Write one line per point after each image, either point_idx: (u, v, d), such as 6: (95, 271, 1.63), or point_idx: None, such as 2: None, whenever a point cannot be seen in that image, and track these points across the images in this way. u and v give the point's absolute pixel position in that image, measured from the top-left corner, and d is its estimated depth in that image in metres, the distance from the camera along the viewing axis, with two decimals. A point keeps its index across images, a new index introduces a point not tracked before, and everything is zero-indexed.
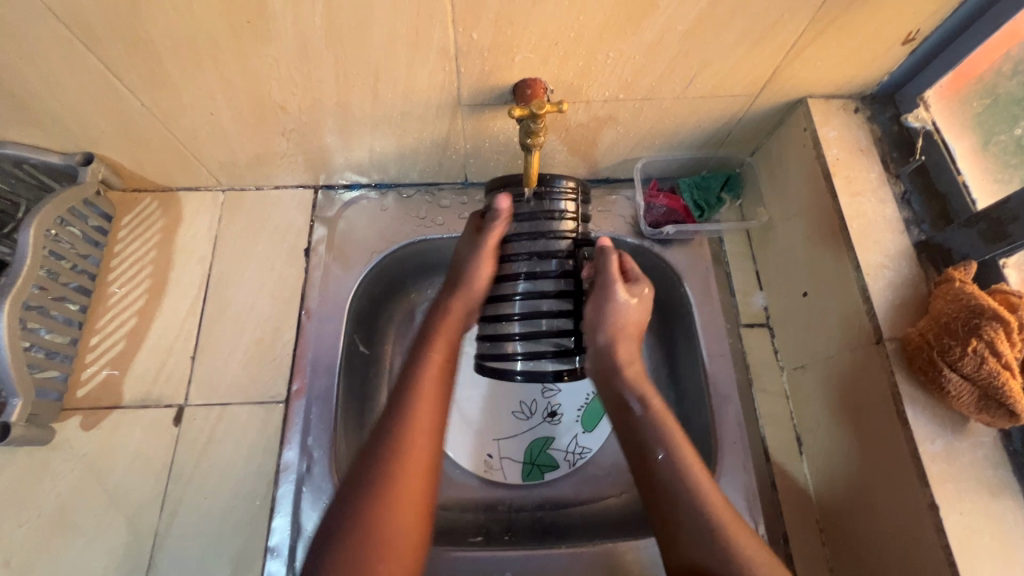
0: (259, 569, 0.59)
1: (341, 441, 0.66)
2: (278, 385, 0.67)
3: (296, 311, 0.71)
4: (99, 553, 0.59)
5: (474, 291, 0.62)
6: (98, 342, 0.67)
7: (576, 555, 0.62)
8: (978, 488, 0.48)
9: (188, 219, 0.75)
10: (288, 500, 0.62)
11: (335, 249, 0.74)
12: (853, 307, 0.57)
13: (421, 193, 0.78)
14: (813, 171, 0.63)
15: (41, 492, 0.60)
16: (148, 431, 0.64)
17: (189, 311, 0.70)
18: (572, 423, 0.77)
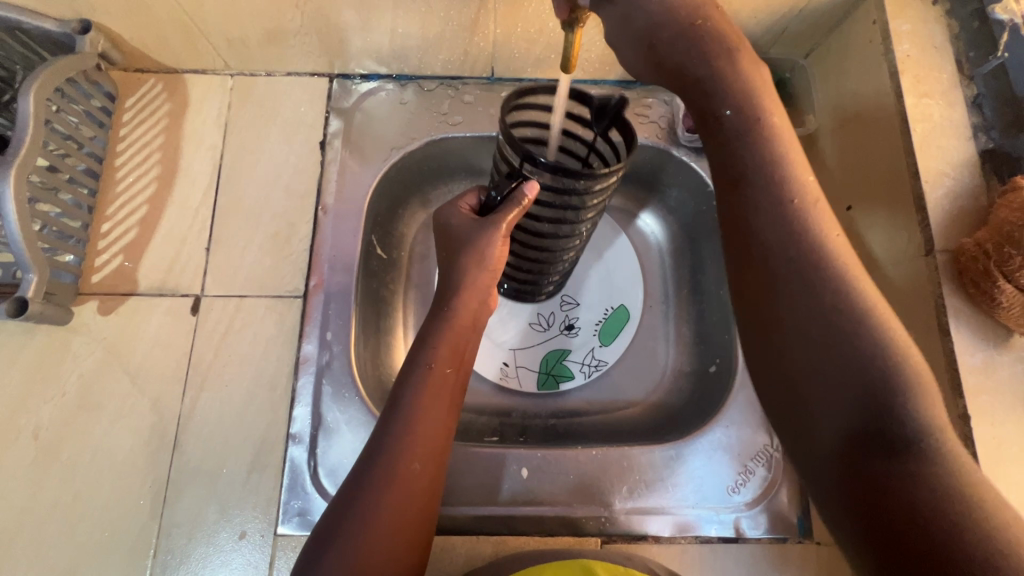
0: (281, 456, 0.60)
1: (358, 339, 0.65)
2: (296, 280, 0.66)
3: (313, 207, 0.68)
4: (125, 431, 0.60)
5: (472, 243, 0.53)
6: (110, 229, 0.65)
7: (590, 455, 0.62)
8: (1014, 402, 0.47)
9: (197, 103, 0.71)
10: (308, 392, 0.62)
11: (353, 143, 0.70)
12: (904, 218, 0.53)
13: (443, 86, 0.72)
14: (879, 69, 0.57)
15: (64, 372, 0.61)
16: (166, 320, 0.63)
17: (201, 202, 0.68)
18: (589, 335, 0.76)
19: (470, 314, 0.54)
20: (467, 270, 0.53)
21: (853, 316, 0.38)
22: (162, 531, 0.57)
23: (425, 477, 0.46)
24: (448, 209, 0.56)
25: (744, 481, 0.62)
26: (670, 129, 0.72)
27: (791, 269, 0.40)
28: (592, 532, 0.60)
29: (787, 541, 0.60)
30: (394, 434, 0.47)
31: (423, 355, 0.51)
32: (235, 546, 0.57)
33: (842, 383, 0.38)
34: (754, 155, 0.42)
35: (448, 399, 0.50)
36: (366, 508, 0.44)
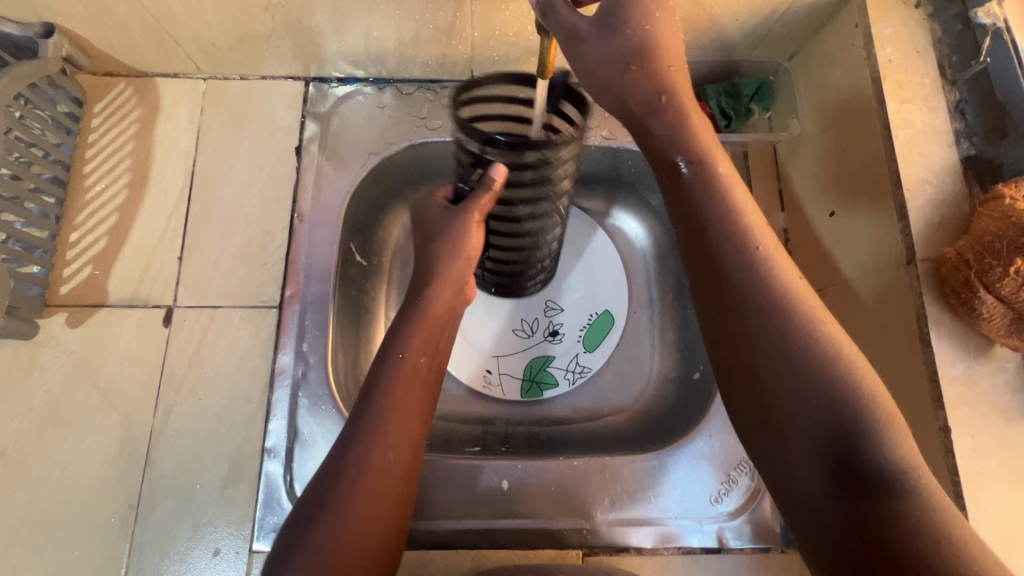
0: (256, 471, 0.59)
1: (336, 349, 0.64)
2: (271, 289, 0.64)
3: (288, 214, 0.66)
4: (95, 447, 0.58)
5: (444, 231, 0.54)
6: (78, 239, 0.64)
7: (572, 466, 0.61)
8: (994, 413, 0.47)
9: (168, 108, 0.69)
10: (283, 405, 0.60)
11: (329, 148, 0.69)
12: (886, 226, 0.53)
13: (422, 90, 0.71)
14: (861, 74, 0.57)
15: (31, 387, 0.59)
16: (137, 332, 0.62)
17: (173, 210, 0.66)
18: (573, 342, 0.75)
19: (444, 304, 0.54)
20: (441, 257, 0.54)
21: (823, 358, 0.40)
22: (133, 549, 0.56)
23: (399, 465, 0.46)
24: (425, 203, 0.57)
25: (727, 490, 0.61)
26: None
27: (761, 314, 0.42)
28: (573, 544, 0.59)
29: (769, 551, 0.60)
30: (365, 424, 0.46)
31: (396, 346, 0.50)
32: (209, 564, 0.56)
33: (818, 423, 0.39)
34: (713, 206, 0.45)
35: (421, 391, 0.49)
36: (339, 498, 0.43)
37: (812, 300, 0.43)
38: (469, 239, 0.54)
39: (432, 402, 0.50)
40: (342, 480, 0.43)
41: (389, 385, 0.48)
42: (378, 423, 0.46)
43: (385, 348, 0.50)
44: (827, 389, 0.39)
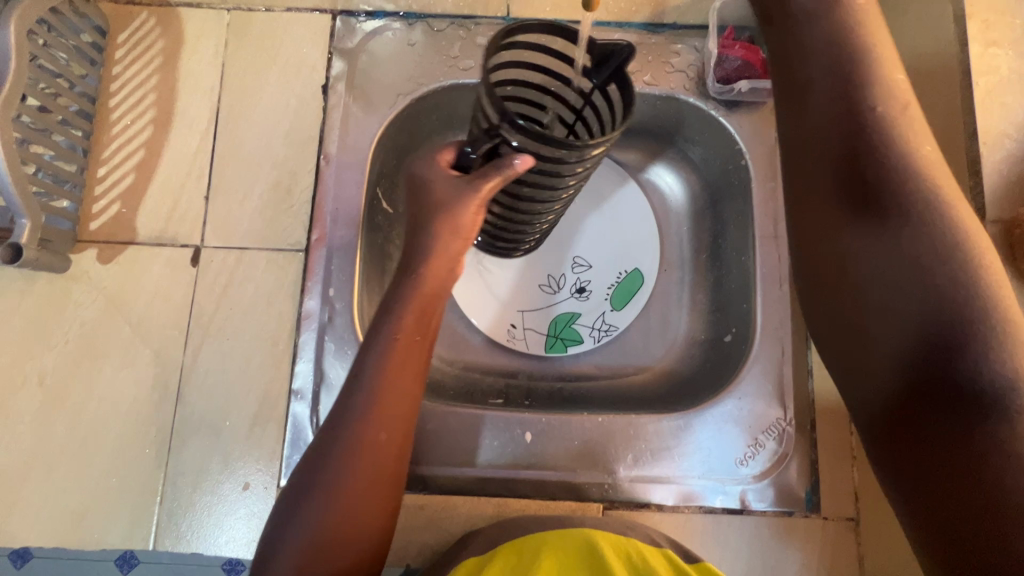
0: (283, 411, 0.59)
1: (361, 296, 0.64)
2: (298, 233, 0.63)
3: (315, 155, 0.65)
4: (129, 380, 0.59)
5: (449, 213, 0.48)
6: (106, 174, 0.63)
7: (597, 422, 0.60)
8: None
9: (192, 40, 0.66)
10: (310, 348, 0.60)
11: (356, 86, 0.66)
12: (954, 184, 0.49)
13: (455, 26, 0.67)
14: (942, 13, 0.51)
15: (66, 320, 0.60)
16: (166, 270, 0.62)
17: (199, 147, 0.64)
18: (600, 299, 0.73)
19: (438, 280, 0.48)
20: (439, 236, 0.48)
21: (913, 243, 0.37)
22: (168, 479, 0.58)
23: (386, 449, 0.45)
24: (424, 164, 0.51)
25: (752, 454, 0.60)
26: (700, 78, 0.66)
27: (914, 226, 0.38)
28: (594, 498, 0.59)
29: (793, 514, 0.59)
30: (354, 406, 0.45)
31: (389, 324, 0.47)
32: (240, 497, 0.58)
33: (907, 322, 0.37)
34: (830, 69, 0.41)
35: (414, 372, 0.47)
36: (330, 477, 0.43)
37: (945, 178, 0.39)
38: (473, 216, 0.48)
39: (423, 376, 0.48)
40: (331, 462, 0.43)
41: (381, 368, 0.46)
42: (367, 404, 0.45)
43: (379, 321, 0.48)
44: (925, 267, 0.37)
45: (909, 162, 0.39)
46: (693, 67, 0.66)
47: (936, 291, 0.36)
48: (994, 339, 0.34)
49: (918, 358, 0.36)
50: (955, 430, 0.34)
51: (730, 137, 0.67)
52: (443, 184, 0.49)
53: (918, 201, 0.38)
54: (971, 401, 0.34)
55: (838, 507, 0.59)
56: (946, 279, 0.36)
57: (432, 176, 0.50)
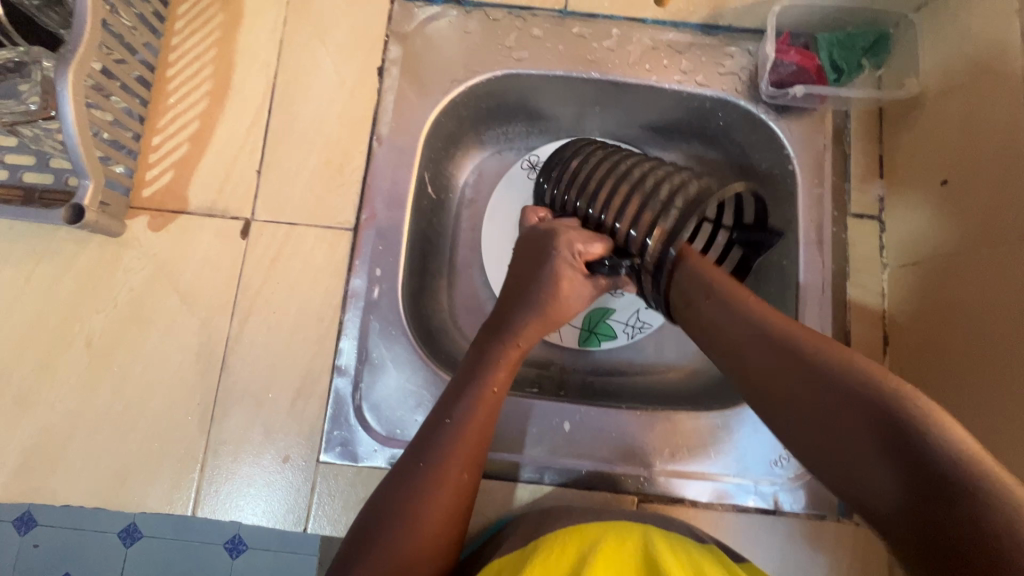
0: (325, 386, 0.60)
1: (406, 278, 0.64)
2: (347, 212, 0.64)
3: (367, 135, 0.65)
4: (175, 348, 0.60)
5: (546, 305, 0.55)
6: (161, 142, 0.64)
7: (635, 414, 0.61)
8: None
9: (252, 15, 0.67)
10: (355, 326, 0.61)
11: (411, 71, 0.66)
12: (1012, 200, 0.49)
13: (511, 16, 0.67)
14: (1008, 28, 0.51)
15: (116, 284, 0.61)
16: (216, 241, 0.62)
17: (254, 121, 0.65)
18: (636, 296, 0.73)
19: (529, 341, 0.54)
20: (527, 314, 0.54)
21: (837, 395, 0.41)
22: (209, 448, 0.58)
23: (464, 487, 0.47)
24: (568, 255, 0.54)
25: (787, 456, 0.61)
26: (752, 81, 0.66)
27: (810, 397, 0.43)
28: (630, 491, 0.60)
29: (824, 518, 0.60)
30: (438, 443, 0.48)
31: (483, 377, 0.51)
32: (278, 470, 0.58)
33: (888, 463, 0.38)
34: (702, 279, 0.51)
35: (492, 417, 0.50)
36: (411, 505, 0.45)
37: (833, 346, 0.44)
38: (574, 315, 0.57)
39: (494, 430, 0.51)
40: (412, 493, 0.46)
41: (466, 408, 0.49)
42: (453, 444, 0.48)
43: (471, 370, 0.52)
44: (859, 406, 0.40)
45: (794, 335, 0.45)
46: (745, 70, 0.66)
47: (861, 386, 0.41)
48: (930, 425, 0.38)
49: (863, 433, 0.40)
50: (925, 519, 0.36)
51: (776, 139, 0.66)
52: (569, 281, 0.54)
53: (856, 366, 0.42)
54: (954, 502, 0.35)
55: None
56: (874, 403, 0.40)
57: (561, 267, 0.54)
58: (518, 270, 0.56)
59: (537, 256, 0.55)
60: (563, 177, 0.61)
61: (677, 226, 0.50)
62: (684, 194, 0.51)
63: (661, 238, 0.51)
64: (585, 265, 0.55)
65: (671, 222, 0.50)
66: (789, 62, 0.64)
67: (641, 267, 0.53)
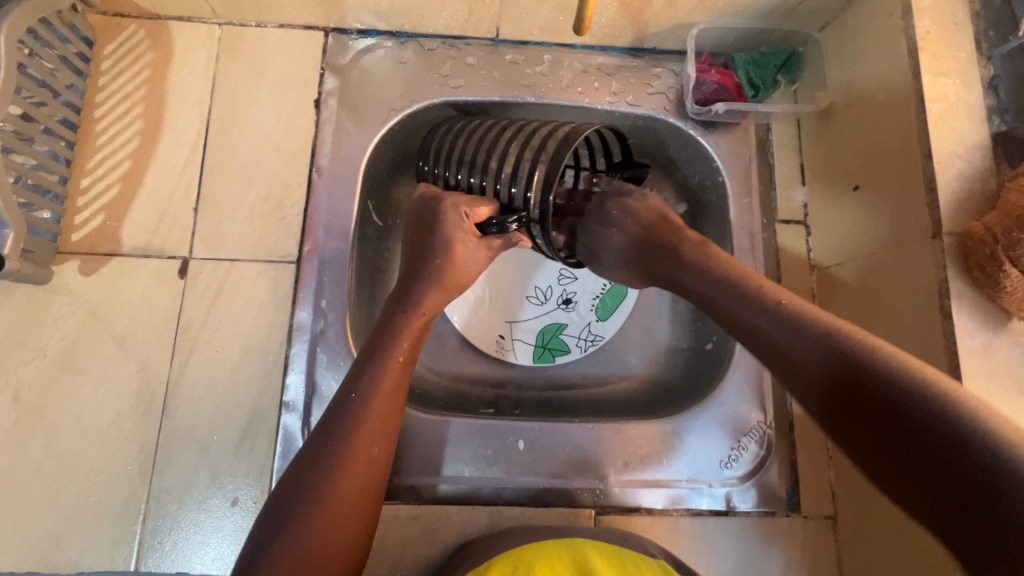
0: (274, 423, 0.59)
1: (353, 307, 0.64)
2: (289, 244, 0.63)
3: (306, 167, 0.65)
4: (111, 395, 0.58)
5: (450, 276, 0.56)
6: (90, 186, 0.62)
7: (587, 428, 0.62)
8: (1011, 385, 0.48)
9: (182, 53, 0.66)
10: (302, 359, 0.60)
11: (349, 102, 0.67)
12: (912, 201, 0.53)
13: (445, 45, 0.69)
14: (898, 45, 0.56)
15: (45, 334, 0.58)
16: (152, 282, 0.61)
17: (188, 158, 0.64)
18: (586, 310, 0.75)
19: (432, 306, 0.55)
20: (428, 286, 0.55)
21: (816, 356, 0.40)
22: (151, 497, 0.56)
23: (372, 458, 0.45)
24: (455, 217, 0.54)
25: (735, 457, 0.62)
26: (678, 99, 0.69)
27: (776, 338, 0.43)
28: (587, 504, 0.61)
29: (774, 514, 0.62)
30: (345, 414, 0.46)
31: (386, 347, 0.50)
32: (227, 513, 0.57)
33: (843, 362, 0.38)
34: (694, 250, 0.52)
35: (401, 387, 0.49)
36: (318, 483, 0.43)
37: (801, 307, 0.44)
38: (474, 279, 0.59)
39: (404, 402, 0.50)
40: (315, 472, 0.43)
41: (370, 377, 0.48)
42: (360, 414, 0.46)
43: (375, 339, 0.51)
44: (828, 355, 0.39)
45: (780, 302, 0.44)
46: (672, 89, 0.70)
47: (835, 351, 0.39)
48: (939, 393, 0.33)
49: (826, 362, 0.39)
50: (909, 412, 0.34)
51: (704, 154, 0.70)
52: (461, 243, 0.55)
53: (840, 335, 0.39)
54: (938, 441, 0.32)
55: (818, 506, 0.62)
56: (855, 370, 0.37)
57: (453, 233, 0.55)
58: (413, 239, 0.57)
59: (428, 227, 0.56)
60: (447, 159, 0.61)
61: (551, 172, 0.52)
62: (556, 137, 0.53)
63: (540, 188, 0.53)
64: (477, 227, 0.56)
65: (546, 168, 0.52)
66: (709, 81, 0.67)
67: (529, 219, 0.55)
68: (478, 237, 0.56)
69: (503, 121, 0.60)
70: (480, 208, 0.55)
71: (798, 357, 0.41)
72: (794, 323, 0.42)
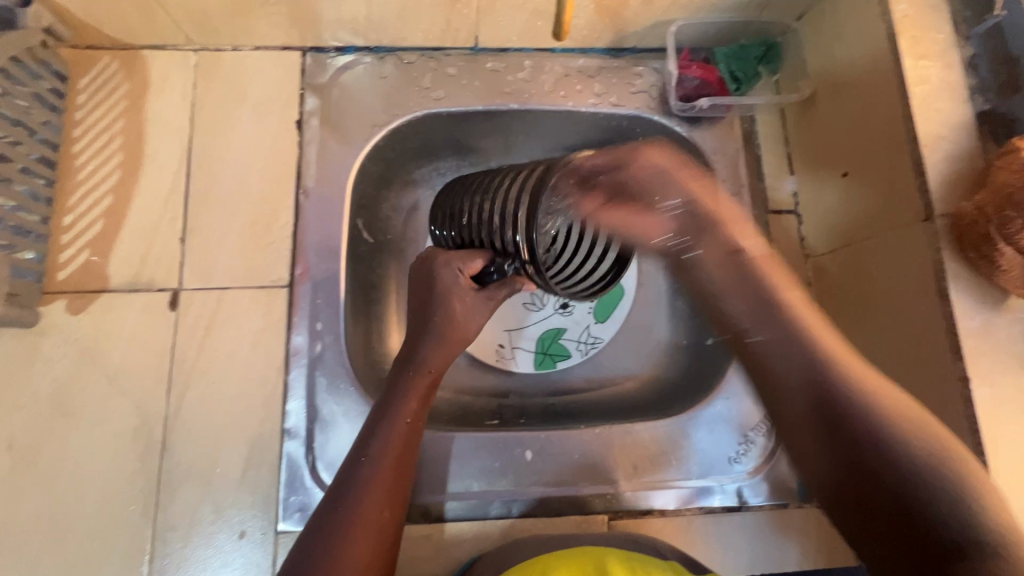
0: (276, 452, 0.58)
1: (350, 328, 0.63)
2: (280, 269, 0.62)
3: (292, 190, 0.64)
4: (108, 435, 0.57)
5: (452, 336, 0.54)
6: (73, 223, 0.61)
7: (595, 432, 0.62)
8: (1012, 363, 0.48)
9: (158, 82, 0.65)
10: (301, 385, 0.59)
11: (331, 120, 0.66)
12: (902, 182, 0.53)
13: (425, 58, 0.69)
14: (876, 30, 0.56)
15: (35, 377, 0.57)
16: (143, 317, 0.60)
17: (171, 189, 0.63)
18: (584, 313, 0.74)
19: (440, 362, 0.53)
20: (429, 344, 0.53)
21: (801, 395, 0.46)
22: (156, 536, 0.55)
23: (384, 524, 0.44)
24: (449, 274, 0.54)
25: (745, 451, 0.62)
26: (661, 100, 0.69)
27: (799, 363, 0.46)
28: (599, 510, 0.60)
29: (787, 506, 0.62)
30: (355, 479, 0.45)
31: (394, 404, 0.50)
32: (235, 547, 0.56)
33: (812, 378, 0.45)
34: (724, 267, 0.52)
35: (411, 445, 0.49)
36: (328, 554, 0.41)
37: (844, 349, 0.45)
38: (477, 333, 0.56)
39: (415, 460, 0.49)
40: (326, 541, 0.42)
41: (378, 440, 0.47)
42: (372, 478, 0.45)
43: (386, 400, 0.51)
44: (837, 415, 0.43)
45: (821, 344, 0.45)
46: (655, 87, 0.70)
47: (816, 395, 0.45)
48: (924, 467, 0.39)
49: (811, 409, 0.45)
50: (870, 473, 0.41)
51: (692, 149, 0.70)
52: (460, 300, 0.54)
53: (830, 364, 0.45)
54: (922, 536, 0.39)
55: None
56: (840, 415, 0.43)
57: (451, 289, 0.54)
58: (414, 293, 0.56)
59: (426, 283, 0.55)
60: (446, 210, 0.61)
61: (534, 215, 0.48)
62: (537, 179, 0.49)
63: (525, 228, 0.49)
64: (474, 279, 0.55)
65: (527, 211, 0.48)
66: (691, 76, 0.69)
67: (524, 266, 0.51)
68: (473, 288, 0.54)
69: (505, 169, 0.57)
70: (477, 260, 0.54)
71: (788, 377, 0.47)
72: (812, 349, 0.46)
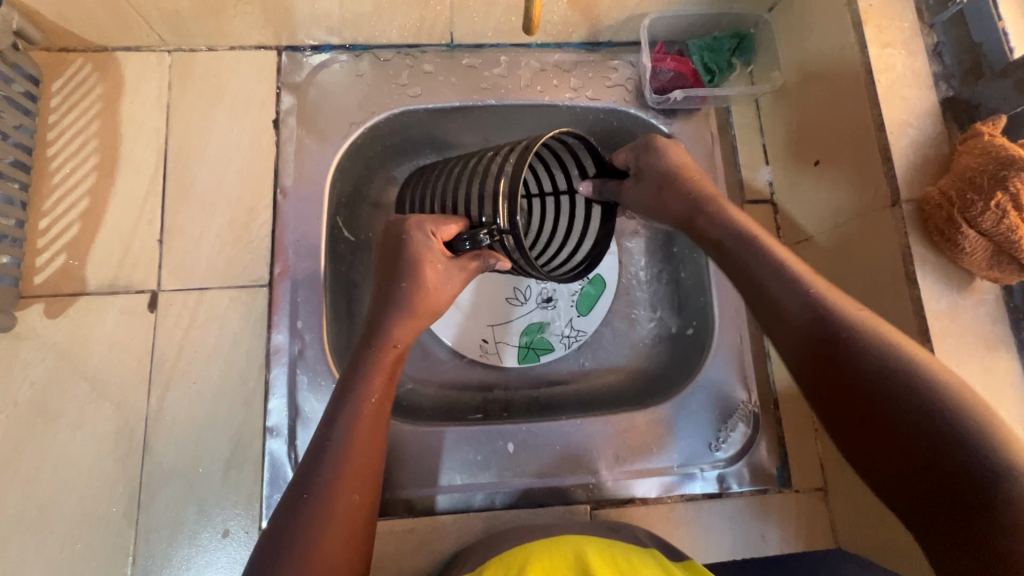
0: (259, 450, 0.58)
1: (331, 326, 0.64)
2: (259, 268, 0.62)
3: (271, 189, 0.64)
4: (89, 438, 0.57)
5: (431, 303, 0.53)
6: (48, 227, 0.60)
7: (576, 423, 0.62)
8: (977, 342, 0.50)
9: (133, 83, 0.65)
10: (282, 383, 0.60)
11: (308, 119, 0.66)
12: (870, 170, 0.55)
13: (401, 55, 0.69)
14: (842, 20, 0.57)
15: (13, 384, 0.57)
16: (122, 319, 0.59)
17: (148, 190, 0.63)
18: (567, 306, 0.74)
19: (407, 336, 0.52)
20: (397, 318, 0.52)
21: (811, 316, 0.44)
22: (139, 537, 0.55)
23: (355, 507, 0.44)
24: (421, 238, 0.52)
25: (724, 438, 0.63)
26: (637, 91, 0.70)
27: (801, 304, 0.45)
28: (581, 499, 0.61)
29: (766, 491, 0.63)
30: (320, 465, 0.44)
31: (358, 385, 0.49)
32: (219, 545, 0.56)
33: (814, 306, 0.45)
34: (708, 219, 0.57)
35: (382, 428, 0.48)
36: (298, 545, 0.41)
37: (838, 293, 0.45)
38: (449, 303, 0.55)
39: (386, 441, 0.49)
40: (297, 530, 0.42)
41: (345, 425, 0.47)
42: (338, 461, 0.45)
43: (347, 385, 0.49)
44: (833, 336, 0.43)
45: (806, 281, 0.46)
46: (630, 81, 0.70)
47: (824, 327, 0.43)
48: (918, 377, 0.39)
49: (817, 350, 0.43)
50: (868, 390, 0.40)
51: None
52: (431, 268, 0.52)
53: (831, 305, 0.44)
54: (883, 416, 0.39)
55: (807, 479, 0.63)
56: (845, 355, 0.42)
57: (421, 253, 0.52)
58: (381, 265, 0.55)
59: (395, 249, 0.53)
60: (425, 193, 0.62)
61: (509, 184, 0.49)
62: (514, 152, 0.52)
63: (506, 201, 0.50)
64: (445, 245, 0.53)
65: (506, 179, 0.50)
66: (664, 69, 0.69)
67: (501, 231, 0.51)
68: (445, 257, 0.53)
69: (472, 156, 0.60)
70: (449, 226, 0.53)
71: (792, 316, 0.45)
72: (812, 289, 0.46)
